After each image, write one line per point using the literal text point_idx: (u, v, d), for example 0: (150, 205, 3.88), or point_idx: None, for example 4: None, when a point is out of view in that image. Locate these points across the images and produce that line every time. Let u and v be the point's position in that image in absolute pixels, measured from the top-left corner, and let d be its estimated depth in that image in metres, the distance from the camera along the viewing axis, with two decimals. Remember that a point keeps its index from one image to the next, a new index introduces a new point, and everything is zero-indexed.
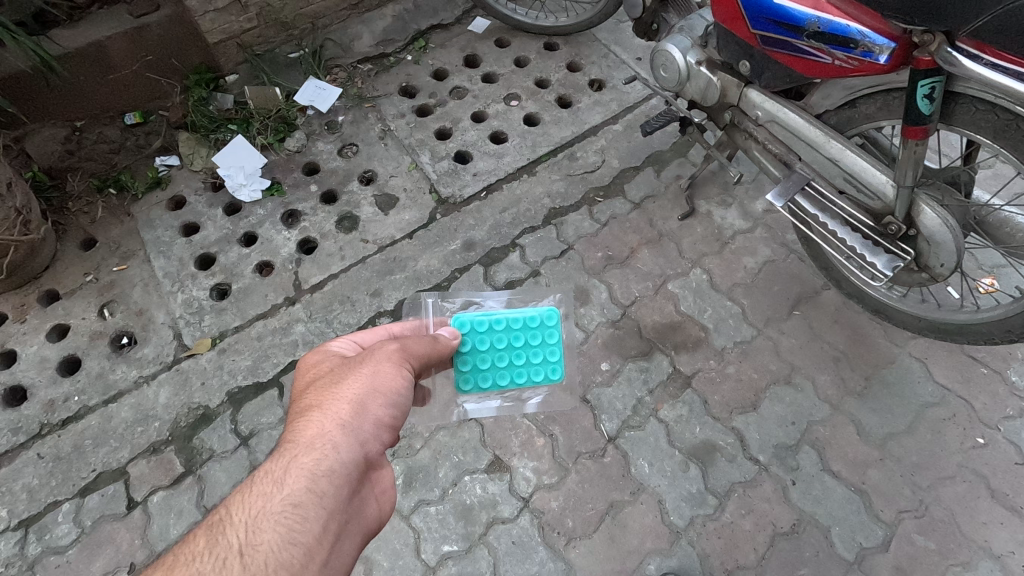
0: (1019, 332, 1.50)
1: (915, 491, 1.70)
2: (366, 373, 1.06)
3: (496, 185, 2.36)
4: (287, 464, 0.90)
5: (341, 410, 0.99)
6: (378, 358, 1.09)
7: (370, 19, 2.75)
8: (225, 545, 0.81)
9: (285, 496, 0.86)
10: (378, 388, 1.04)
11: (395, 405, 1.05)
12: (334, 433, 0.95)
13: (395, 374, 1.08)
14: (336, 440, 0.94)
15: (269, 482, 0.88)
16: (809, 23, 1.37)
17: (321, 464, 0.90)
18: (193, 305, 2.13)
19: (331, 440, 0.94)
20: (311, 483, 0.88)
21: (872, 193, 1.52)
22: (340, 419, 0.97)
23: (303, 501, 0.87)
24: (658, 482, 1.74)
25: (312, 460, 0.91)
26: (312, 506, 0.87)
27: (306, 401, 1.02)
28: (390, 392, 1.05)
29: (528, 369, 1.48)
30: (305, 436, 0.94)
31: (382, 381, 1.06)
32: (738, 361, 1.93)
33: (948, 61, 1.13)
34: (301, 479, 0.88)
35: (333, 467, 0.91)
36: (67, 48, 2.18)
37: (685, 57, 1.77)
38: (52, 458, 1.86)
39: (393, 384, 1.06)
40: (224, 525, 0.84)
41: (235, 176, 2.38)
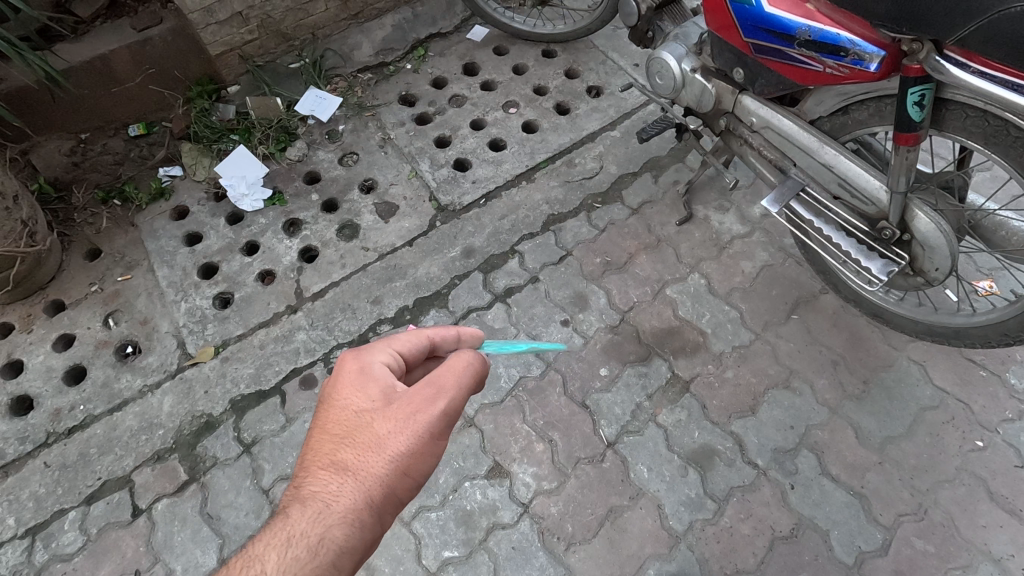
0: (1015, 335, 1.50)
1: (914, 494, 1.71)
2: (414, 443, 0.99)
3: (495, 192, 2.38)
4: (321, 535, 0.90)
5: (380, 482, 0.96)
6: (431, 423, 1.02)
7: (370, 29, 2.78)
8: None
9: (313, 569, 0.87)
10: (424, 463, 0.99)
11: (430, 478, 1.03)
12: (369, 508, 0.94)
13: (441, 445, 1.03)
14: (369, 516, 0.94)
15: (300, 547, 0.88)
16: (800, 32, 1.39)
17: (349, 541, 0.91)
18: (197, 313, 2.16)
19: (365, 518, 0.93)
20: (338, 560, 0.89)
21: (865, 199, 1.53)
22: (378, 492, 0.95)
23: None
24: (657, 487, 1.75)
25: (343, 536, 0.91)
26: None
27: (346, 454, 0.98)
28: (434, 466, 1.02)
29: None
30: (342, 506, 0.92)
31: (430, 456, 1.00)
32: (737, 365, 1.94)
33: (936, 69, 1.15)
34: (329, 557, 0.89)
35: (361, 544, 0.93)
36: (71, 62, 2.23)
37: (679, 65, 1.79)
38: (58, 466, 1.88)
39: (438, 457, 1.02)
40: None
41: (237, 185, 2.41)
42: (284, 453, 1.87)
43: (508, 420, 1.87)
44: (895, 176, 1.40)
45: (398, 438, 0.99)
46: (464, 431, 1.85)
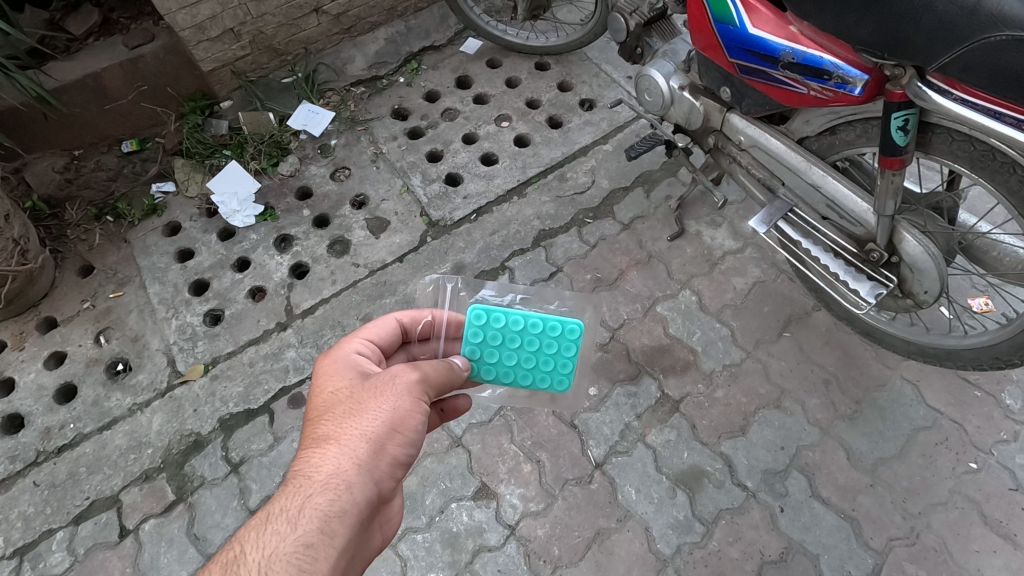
0: (1006, 359, 1.49)
1: (907, 518, 1.68)
2: (387, 403, 1.03)
3: (486, 207, 2.37)
4: (302, 504, 0.91)
5: (357, 448, 0.98)
6: (401, 384, 1.06)
7: (363, 42, 2.78)
8: None
9: (297, 538, 0.88)
10: (399, 423, 1.03)
11: (413, 444, 1.05)
12: (350, 472, 0.96)
13: (417, 407, 1.06)
14: (352, 482, 0.95)
15: (283, 520, 0.90)
16: (783, 54, 1.37)
17: (334, 507, 0.92)
18: (187, 331, 2.16)
19: (347, 482, 0.95)
20: (324, 525, 0.90)
21: (854, 220, 1.51)
22: (356, 458, 0.97)
23: (314, 544, 0.88)
24: (645, 509, 1.74)
25: (326, 502, 0.92)
26: (325, 550, 0.89)
27: (322, 431, 1.02)
28: (413, 427, 1.04)
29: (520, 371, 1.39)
30: (322, 474, 0.95)
31: (404, 417, 1.04)
32: (727, 385, 1.92)
33: (918, 95, 1.13)
34: (314, 521, 0.89)
35: (347, 510, 0.93)
36: (62, 81, 2.24)
37: (668, 82, 1.77)
38: (48, 485, 1.89)
39: (414, 418, 1.05)
40: (237, 563, 0.85)
41: (229, 202, 2.41)
42: (272, 473, 1.87)
43: (495, 440, 1.86)
44: (882, 199, 1.37)
45: (370, 402, 1.03)
46: (452, 451, 1.85)
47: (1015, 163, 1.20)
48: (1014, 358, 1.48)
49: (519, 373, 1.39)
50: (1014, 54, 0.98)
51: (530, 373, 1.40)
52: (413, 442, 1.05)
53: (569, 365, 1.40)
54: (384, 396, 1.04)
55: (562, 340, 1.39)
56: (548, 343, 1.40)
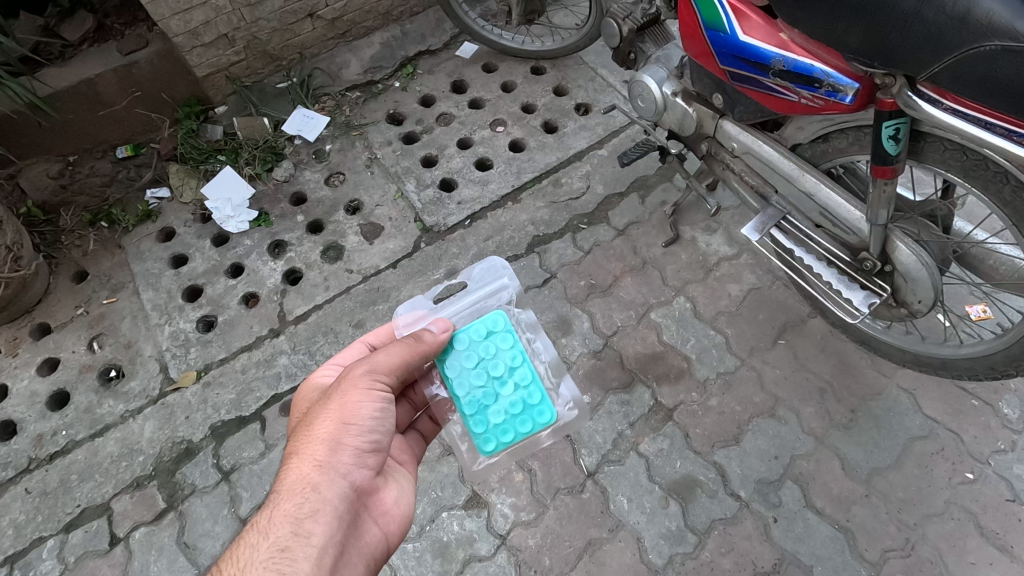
0: (1002, 369, 1.47)
1: (902, 529, 1.66)
2: (334, 403, 1.14)
3: (480, 213, 2.36)
4: (273, 513, 1.03)
5: (316, 452, 1.09)
6: (347, 381, 1.17)
7: (359, 47, 2.78)
8: None
9: (272, 543, 0.98)
10: (350, 417, 1.14)
11: (370, 431, 1.16)
12: (312, 475, 1.07)
13: (367, 396, 1.16)
14: (316, 482, 1.07)
15: (256, 533, 1.00)
16: (774, 62, 1.36)
17: (304, 508, 1.03)
18: (180, 337, 2.16)
19: (311, 484, 1.06)
20: (295, 527, 1.01)
21: (847, 229, 1.50)
22: (315, 461, 1.08)
23: (292, 546, 0.98)
24: (637, 519, 1.72)
25: (294, 506, 1.03)
26: (303, 547, 0.99)
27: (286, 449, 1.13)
28: (365, 416, 1.15)
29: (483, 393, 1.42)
30: (287, 483, 1.06)
31: (353, 409, 1.14)
32: (721, 393, 1.90)
33: (909, 105, 1.11)
34: (286, 526, 1.00)
35: (315, 509, 1.04)
36: (55, 88, 2.25)
37: (661, 88, 1.76)
38: (39, 493, 1.89)
39: (365, 407, 1.16)
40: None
41: (223, 208, 2.41)
42: (262, 481, 1.86)
43: None
44: (874, 208, 1.35)
45: (321, 410, 1.15)
46: (443, 459, 1.84)
47: (1008, 173, 1.18)
48: (1009, 368, 1.45)
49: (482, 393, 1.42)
50: (1003, 64, 0.96)
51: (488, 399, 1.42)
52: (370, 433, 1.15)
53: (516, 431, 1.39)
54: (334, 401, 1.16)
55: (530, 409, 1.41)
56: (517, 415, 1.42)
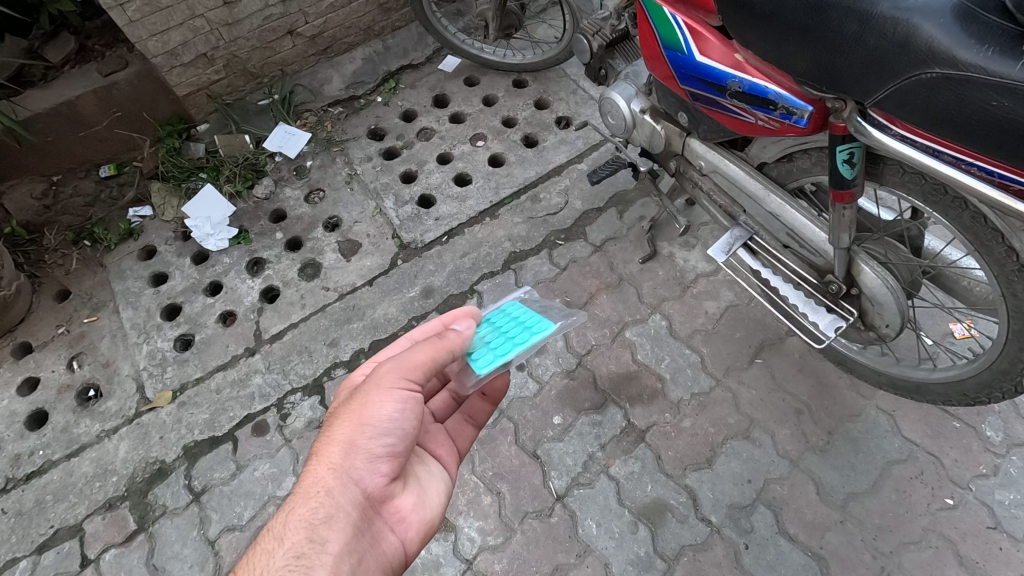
0: (974, 396, 1.42)
1: (877, 557, 1.61)
2: (353, 404, 1.06)
3: (458, 229, 2.35)
4: (288, 518, 0.99)
5: (332, 454, 1.03)
6: (371, 381, 1.08)
7: (341, 63, 2.79)
8: None
9: (287, 550, 0.94)
10: (367, 418, 1.05)
11: (388, 433, 1.06)
12: (327, 479, 1.01)
13: (387, 395, 1.06)
14: (330, 487, 1.00)
15: (272, 538, 0.97)
16: (730, 83, 1.33)
17: (318, 514, 0.98)
18: (157, 356, 2.17)
19: (326, 489, 1.00)
20: (309, 534, 0.96)
21: (814, 250, 1.45)
22: (332, 464, 1.02)
23: (307, 553, 0.94)
24: (605, 544, 1.69)
25: (309, 512, 0.98)
26: (318, 556, 0.94)
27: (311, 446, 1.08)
28: (383, 418, 1.05)
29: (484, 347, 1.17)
30: (303, 485, 1.01)
31: (371, 410, 1.04)
32: (695, 414, 1.87)
33: (858, 131, 1.08)
34: (300, 532, 0.96)
35: (330, 515, 0.98)
36: (35, 110, 2.28)
37: (629, 106, 1.73)
38: (14, 513, 1.91)
39: (385, 406, 1.05)
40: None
41: (202, 226, 2.42)
42: (232, 503, 1.86)
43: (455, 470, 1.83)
44: (836, 232, 1.30)
45: (344, 412, 1.08)
46: None
47: (966, 199, 1.15)
48: (981, 396, 1.41)
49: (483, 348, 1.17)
50: (943, 91, 0.92)
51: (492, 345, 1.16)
52: (387, 434, 1.06)
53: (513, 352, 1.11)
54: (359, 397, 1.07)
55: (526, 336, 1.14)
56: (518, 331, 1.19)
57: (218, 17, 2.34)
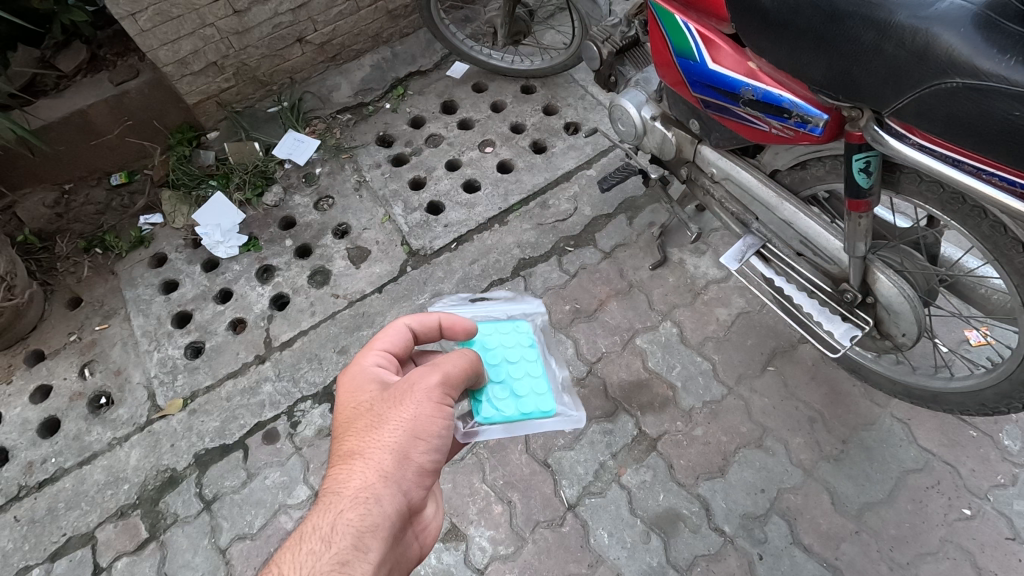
0: (993, 406, 1.40)
1: (893, 568, 1.59)
2: (407, 413, 1.02)
3: (467, 235, 2.34)
4: (333, 521, 0.92)
5: (382, 460, 0.98)
6: (420, 388, 1.05)
7: (349, 70, 2.80)
8: None
9: (334, 555, 0.88)
10: (421, 430, 1.02)
11: (436, 450, 1.04)
12: (378, 485, 0.96)
13: (439, 410, 1.05)
14: (379, 494, 0.96)
15: (317, 539, 0.90)
16: (743, 91, 1.32)
17: (367, 520, 0.93)
18: (168, 364, 2.17)
19: (374, 495, 0.95)
20: (357, 540, 0.91)
21: (828, 258, 1.44)
22: (381, 470, 0.98)
23: (353, 561, 0.89)
24: (617, 554, 1.68)
25: (358, 517, 0.93)
26: (363, 565, 0.90)
27: (348, 444, 1.02)
28: (434, 433, 1.03)
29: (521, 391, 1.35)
30: (350, 488, 0.95)
31: (424, 423, 1.03)
32: (706, 423, 1.85)
33: (875, 140, 1.07)
34: (348, 537, 0.90)
35: (377, 524, 0.94)
36: (47, 120, 2.30)
37: (639, 112, 1.71)
38: (27, 521, 1.92)
39: (438, 422, 1.04)
40: None
41: (212, 233, 2.43)
42: (243, 511, 1.86)
43: (466, 479, 1.82)
44: (852, 241, 1.29)
45: (391, 417, 1.03)
46: None
47: (985, 207, 1.14)
48: (1000, 406, 1.39)
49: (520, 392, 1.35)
50: (964, 101, 0.91)
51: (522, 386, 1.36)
52: (436, 450, 1.04)
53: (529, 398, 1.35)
54: (410, 404, 1.03)
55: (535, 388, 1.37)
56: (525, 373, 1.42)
57: (228, 26, 2.35)
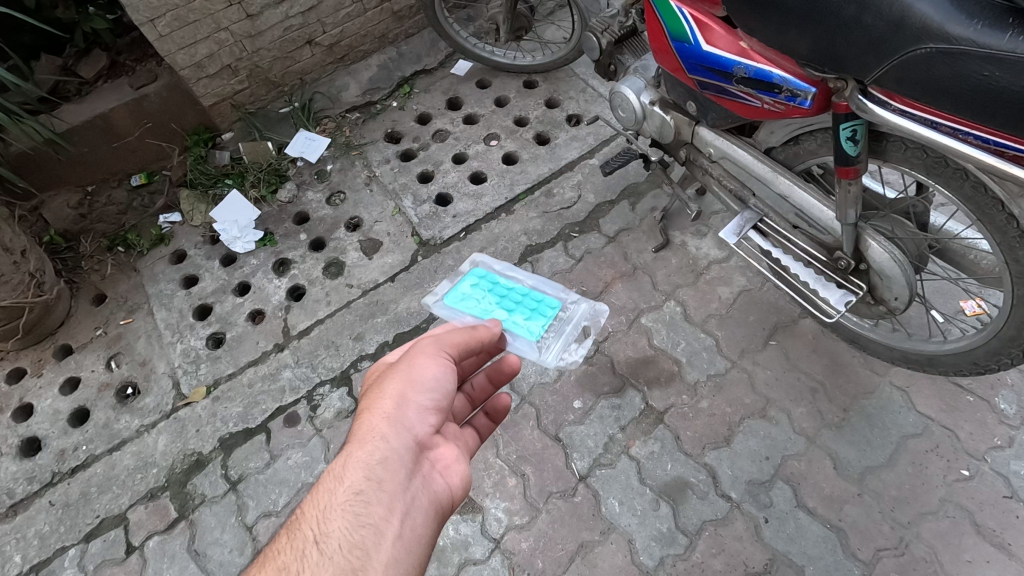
0: (984, 364, 1.46)
1: (895, 527, 1.65)
2: (402, 365, 1.12)
3: (475, 225, 2.42)
4: (345, 460, 0.99)
5: (385, 405, 1.05)
6: (415, 349, 1.16)
7: (357, 70, 2.90)
8: (303, 537, 0.90)
9: (348, 487, 0.95)
10: (418, 377, 1.09)
11: (435, 390, 1.10)
12: (381, 425, 1.02)
13: (431, 358, 1.13)
14: (384, 433, 1.01)
15: (331, 478, 0.97)
16: (736, 70, 1.40)
17: (375, 455, 0.98)
18: (191, 354, 2.26)
19: (380, 434, 1.01)
20: (368, 473, 0.96)
21: (822, 229, 1.51)
22: (384, 413, 1.04)
23: (366, 490, 0.95)
24: (628, 522, 1.74)
25: (365, 453, 0.98)
26: (377, 493, 0.95)
27: (359, 402, 1.10)
28: (429, 377, 1.10)
29: (499, 284, 1.53)
30: (356, 432, 1.02)
31: (418, 368, 1.11)
32: (711, 396, 1.92)
33: (860, 108, 1.14)
34: (357, 471, 0.96)
35: (386, 457, 0.99)
36: (72, 123, 2.41)
37: (638, 98, 1.79)
38: (61, 505, 2.00)
39: (435, 370, 1.12)
40: (301, 522, 0.92)
41: (230, 229, 2.51)
42: (268, 491, 1.94)
43: (482, 455, 1.90)
44: (843, 209, 1.36)
45: (391, 373, 1.12)
46: None
47: (967, 169, 1.21)
48: (991, 363, 1.45)
49: (501, 284, 1.54)
50: (938, 66, 0.99)
51: (497, 287, 1.53)
52: (437, 392, 1.10)
53: (496, 279, 1.55)
54: (408, 359, 1.13)
55: (478, 279, 1.54)
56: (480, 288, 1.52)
57: (241, 29, 2.45)
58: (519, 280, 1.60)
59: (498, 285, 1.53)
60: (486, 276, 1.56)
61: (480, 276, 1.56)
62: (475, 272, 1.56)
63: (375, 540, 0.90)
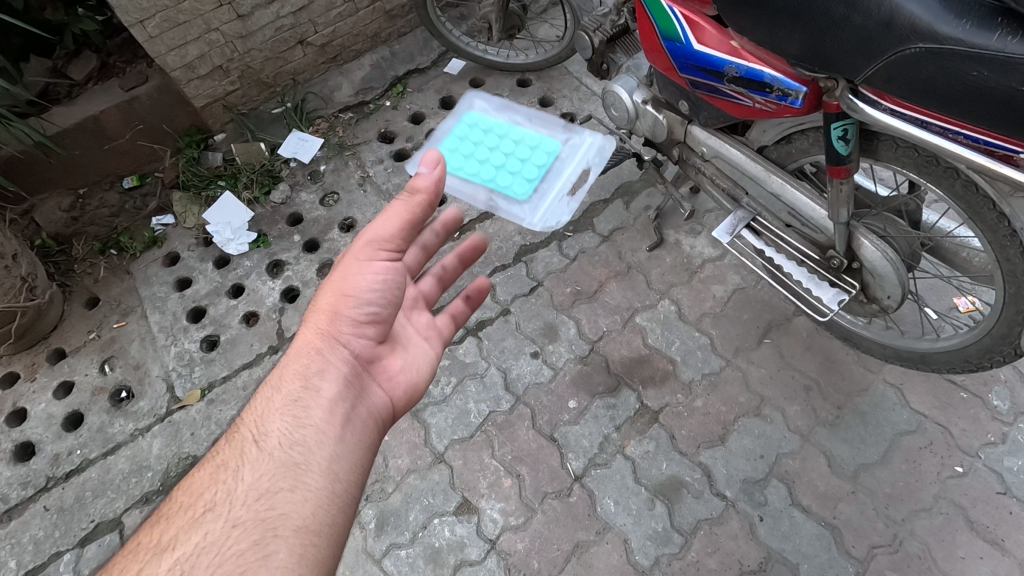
0: (977, 362, 1.46)
1: (889, 525, 1.66)
2: (335, 277, 1.18)
3: (469, 225, 2.41)
4: (284, 371, 1.10)
5: (319, 318, 1.15)
6: (349, 254, 1.21)
7: (350, 70, 2.88)
8: (243, 438, 1.01)
9: (285, 395, 1.05)
10: (352, 288, 1.17)
11: (368, 300, 1.17)
12: (316, 340, 1.13)
13: (364, 267, 1.18)
14: (319, 346, 1.12)
15: (271, 387, 1.09)
16: (727, 69, 1.39)
17: (310, 366, 1.09)
18: (185, 357, 2.25)
19: (315, 347, 1.12)
20: (305, 381, 1.08)
21: (815, 228, 1.51)
22: (318, 327, 1.14)
23: (303, 398, 1.05)
24: (623, 521, 1.74)
25: (303, 364, 1.10)
26: (312, 398, 1.06)
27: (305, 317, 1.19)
28: (361, 287, 1.17)
29: (492, 130, 1.89)
30: (295, 345, 1.13)
31: (351, 279, 1.17)
32: (706, 394, 1.92)
33: (850, 107, 1.13)
34: (294, 380, 1.07)
35: (320, 368, 1.10)
36: (63, 126, 2.41)
37: (631, 97, 1.78)
38: (56, 510, 1.99)
39: (367, 278, 1.18)
40: (246, 423, 1.05)
41: (223, 231, 2.51)
42: None
43: (477, 455, 1.90)
44: (835, 208, 1.35)
45: (326, 282, 1.20)
46: (435, 467, 1.89)
47: (958, 168, 1.21)
48: (983, 361, 1.45)
49: (492, 130, 1.89)
50: (928, 65, 0.98)
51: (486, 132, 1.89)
52: (369, 303, 1.17)
53: (487, 121, 1.91)
54: (340, 271, 1.19)
55: (470, 127, 1.90)
56: (472, 135, 1.89)
57: (232, 30, 2.43)
58: (513, 121, 1.93)
59: (489, 131, 1.89)
60: (488, 116, 1.91)
61: (472, 117, 1.92)
62: (468, 118, 1.92)
63: (313, 440, 1.00)
